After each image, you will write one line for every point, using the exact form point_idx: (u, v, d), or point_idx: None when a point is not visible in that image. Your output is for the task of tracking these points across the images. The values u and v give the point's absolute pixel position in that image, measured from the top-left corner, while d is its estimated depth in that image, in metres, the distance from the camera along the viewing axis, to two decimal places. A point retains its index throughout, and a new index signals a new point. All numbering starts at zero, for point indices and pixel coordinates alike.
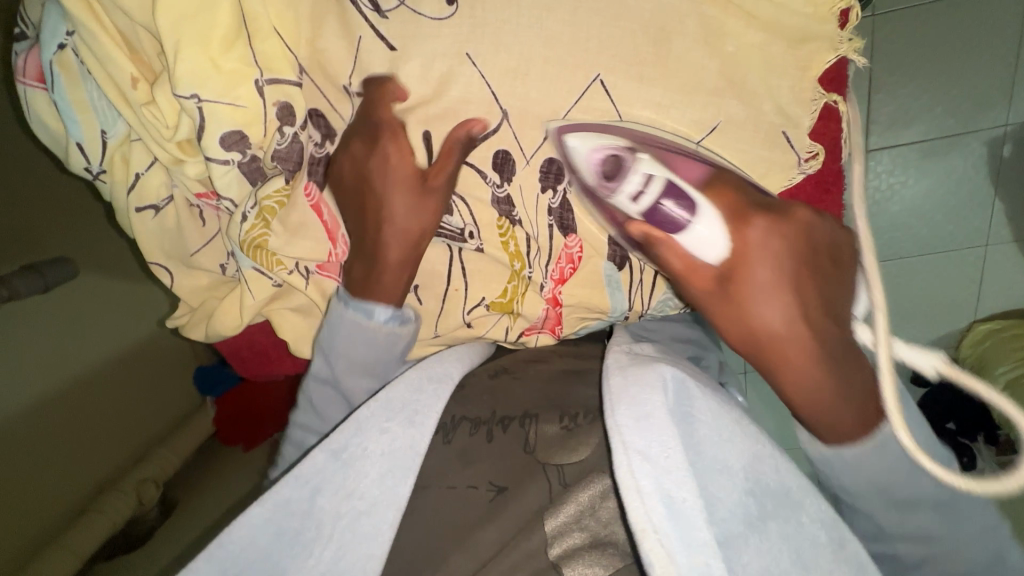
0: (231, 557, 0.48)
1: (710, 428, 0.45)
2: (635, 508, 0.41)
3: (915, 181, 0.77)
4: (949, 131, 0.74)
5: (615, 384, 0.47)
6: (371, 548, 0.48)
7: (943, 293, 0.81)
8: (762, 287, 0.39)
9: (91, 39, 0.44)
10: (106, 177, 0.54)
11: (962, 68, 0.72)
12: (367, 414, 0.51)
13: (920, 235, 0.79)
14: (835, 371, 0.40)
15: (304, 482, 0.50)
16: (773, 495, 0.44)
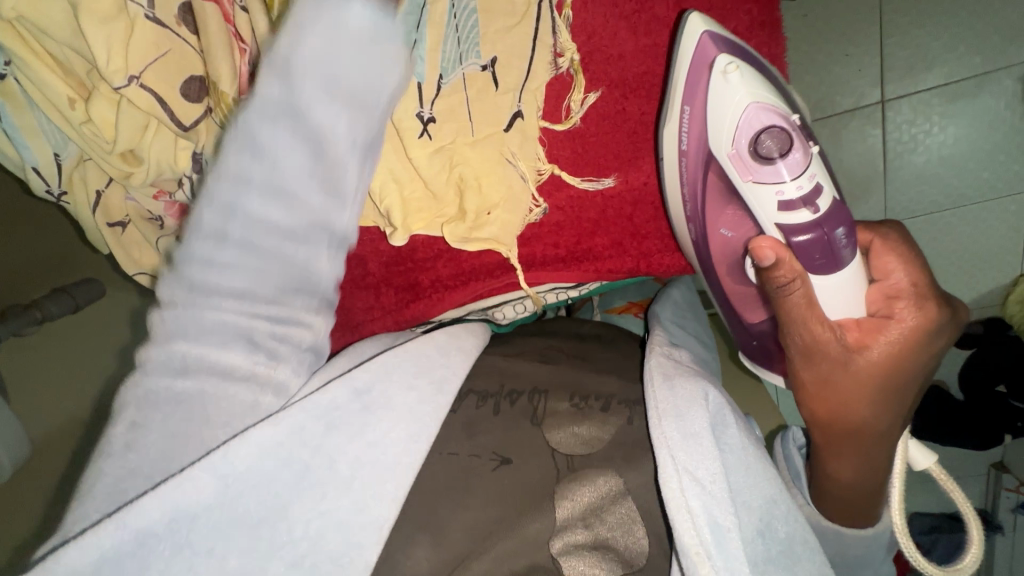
0: (236, 475, 0.46)
1: (742, 457, 0.51)
2: (686, 528, 0.46)
3: (938, 127, 0.85)
4: (976, 70, 0.81)
5: (661, 397, 0.51)
6: (385, 503, 0.51)
7: (984, 240, 0.91)
8: (872, 362, 0.50)
9: (29, 67, 0.50)
10: (66, 197, 0.62)
11: (979, 9, 0.79)
12: (394, 364, 0.55)
13: (947, 185, 0.88)
14: (878, 432, 0.53)
15: (322, 413, 0.50)
16: (782, 540, 0.49)
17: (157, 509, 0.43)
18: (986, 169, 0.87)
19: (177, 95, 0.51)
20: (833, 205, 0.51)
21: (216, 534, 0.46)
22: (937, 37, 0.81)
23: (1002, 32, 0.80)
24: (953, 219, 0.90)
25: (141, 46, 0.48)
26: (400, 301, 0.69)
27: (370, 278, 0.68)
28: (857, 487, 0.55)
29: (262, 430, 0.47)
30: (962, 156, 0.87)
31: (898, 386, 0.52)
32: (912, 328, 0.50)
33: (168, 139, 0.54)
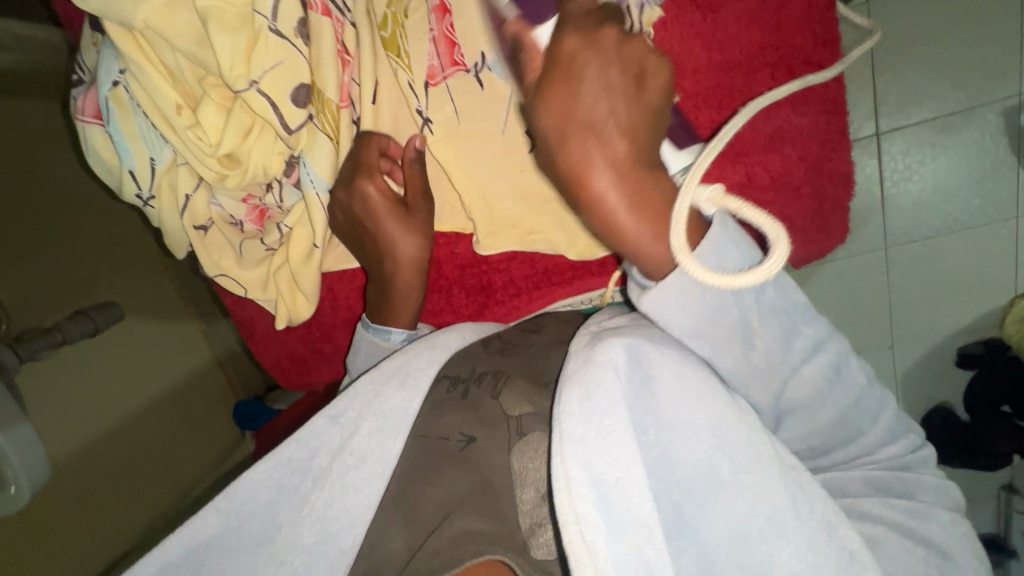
0: (237, 509, 0.54)
1: (671, 390, 0.45)
2: (564, 496, 0.42)
3: (930, 157, 0.92)
4: (962, 105, 0.88)
5: (570, 368, 0.48)
6: (359, 497, 0.53)
7: (978, 261, 0.96)
8: (574, 112, 0.43)
9: (141, 70, 0.57)
10: (154, 201, 0.66)
11: (962, 50, 0.86)
12: (366, 381, 0.57)
13: (941, 209, 0.94)
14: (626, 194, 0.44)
15: (305, 444, 0.56)
16: (742, 458, 0.44)
17: (182, 545, 0.53)
18: (977, 197, 0.93)
19: (287, 100, 0.55)
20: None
21: (229, 553, 0.54)
22: (926, 76, 0.88)
23: (984, 70, 0.87)
24: (947, 243, 0.96)
25: (263, 53, 0.54)
26: (472, 305, 0.77)
27: (442, 279, 0.76)
28: (679, 276, 0.44)
29: (254, 468, 0.55)
30: (952, 185, 0.93)
31: (645, 174, 0.44)
32: (585, 35, 0.42)
33: (268, 143, 0.60)
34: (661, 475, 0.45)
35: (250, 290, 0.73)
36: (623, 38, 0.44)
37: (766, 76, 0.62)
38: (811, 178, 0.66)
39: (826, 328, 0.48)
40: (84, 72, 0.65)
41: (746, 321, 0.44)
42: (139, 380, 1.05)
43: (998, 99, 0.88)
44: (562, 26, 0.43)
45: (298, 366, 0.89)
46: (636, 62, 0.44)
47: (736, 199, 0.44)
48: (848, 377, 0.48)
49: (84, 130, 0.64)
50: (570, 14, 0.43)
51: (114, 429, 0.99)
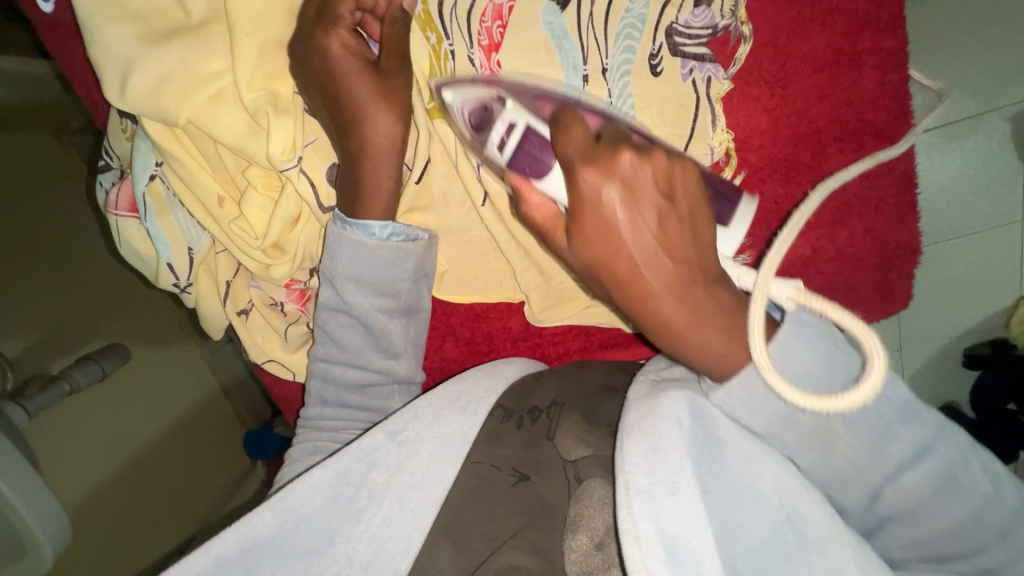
0: (292, 512, 0.55)
1: (737, 452, 0.45)
2: (634, 556, 0.40)
3: (939, 162, 0.92)
4: (970, 112, 0.88)
5: (630, 418, 0.47)
6: (416, 519, 0.55)
7: (988, 264, 0.96)
8: (609, 220, 0.43)
9: (182, 168, 0.61)
10: (192, 288, 0.72)
11: (971, 57, 0.86)
12: (425, 404, 0.59)
13: (950, 214, 0.94)
14: (689, 305, 0.43)
15: (363, 456, 0.57)
16: (807, 536, 0.42)
17: (235, 541, 0.54)
18: (985, 202, 0.93)
19: (324, 180, 0.61)
20: (526, 134, 0.47)
21: (283, 555, 0.55)
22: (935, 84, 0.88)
23: (993, 76, 0.86)
24: (956, 247, 0.96)
25: (304, 129, 0.59)
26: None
27: (492, 350, 0.78)
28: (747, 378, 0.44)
29: (313, 473, 0.56)
30: (961, 185, 0.92)
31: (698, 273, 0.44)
32: (600, 173, 0.42)
33: (312, 230, 0.65)
34: (728, 546, 0.43)
35: (296, 371, 0.77)
36: (638, 162, 0.42)
37: (834, 152, 0.65)
38: (877, 249, 0.66)
39: (928, 431, 0.45)
40: (111, 158, 0.70)
41: (824, 424, 0.44)
42: (145, 418, 1.07)
43: (1007, 104, 0.87)
44: (569, 163, 0.44)
45: None
46: (657, 189, 0.43)
47: (818, 298, 0.45)
48: (962, 483, 0.45)
49: (118, 222, 0.69)
50: (574, 153, 0.43)
51: (123, 467, 1.01)
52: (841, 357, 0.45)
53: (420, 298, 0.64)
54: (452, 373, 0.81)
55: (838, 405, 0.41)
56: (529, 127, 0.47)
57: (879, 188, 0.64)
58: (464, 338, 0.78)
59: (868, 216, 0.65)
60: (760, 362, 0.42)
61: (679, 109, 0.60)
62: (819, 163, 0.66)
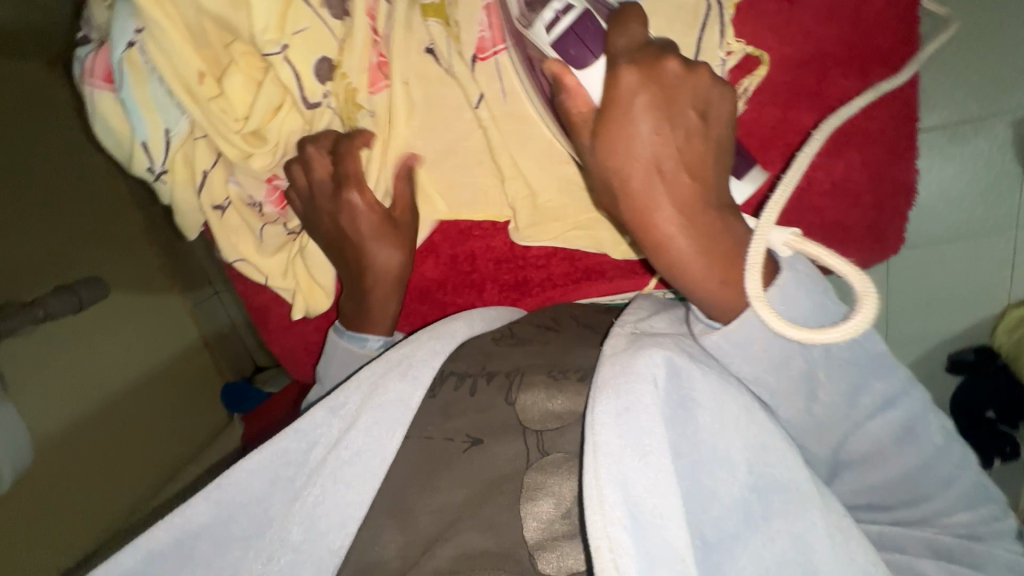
0: (229, 499, 0.48)
1: (712, 416, 0.39)
2: (596, 521, 0.36)
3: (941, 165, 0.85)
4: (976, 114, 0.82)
5: (603, 374, 0.41)
6: (352, 494, 0.46)
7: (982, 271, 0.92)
8: (636, 130, 0.43)
9: (161, 33, 0.55)
10: (166, 176, 0.65)
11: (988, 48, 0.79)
12: (368, 373, 0.52)
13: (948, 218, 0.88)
14: (688, 230, 0.43)
15: (304, 435, 0.50)
16: (778, 491, 0.37)
17: (167, 536, 0.47)
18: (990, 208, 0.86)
19: (310, 72, 0.56)
20: (581, 20, 0.45)
21: (221, 544, 0.48)
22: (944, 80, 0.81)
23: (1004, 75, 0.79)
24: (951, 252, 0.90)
25: (294, 14, 0.54)
26: (503, 299, 0.75)
27: (475, 274, 0.74)
28: (748, 322, 0.41)
29: (251, 457, 0.49)
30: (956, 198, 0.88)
31: (698, 152, 0.44)
32: (642, 75, 0.43)
33: (294, 122, 0.62)
34: (694, 509, 0.37)
35: (270, 276, 0.73)
36: (683, 71, 0.44)
37: (839, 74, 0.57)
38: (872, 184, 0.62)
39: (904, 388, 0.42)
40: (92, 28, 0.62)
41: (810, 371, 0.41)
42: (118, 358, 1.05)
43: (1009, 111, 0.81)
44: (614, 56, 0.44)
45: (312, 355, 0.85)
46: (692, 102, 0.44)
47: (816, 244, 0.42)
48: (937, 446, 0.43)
49: (93, 93, 0.61)
50: (620, 50, 0.44)
51: (96, 407, 0.99)
52: (829, 309, 0.43)
53: None
54: (428, 294, 0.76)
55: (826, 339, 0.39)
56: (586, 14, 0.45)
57: (879, 117, 0.60)
58: (444, 256, 0.74)
59: (870, 144, 0.60)
60: (760, 302, 0.40)
61: (690, 15, 0.52)
62: (823, 87, 0.58)
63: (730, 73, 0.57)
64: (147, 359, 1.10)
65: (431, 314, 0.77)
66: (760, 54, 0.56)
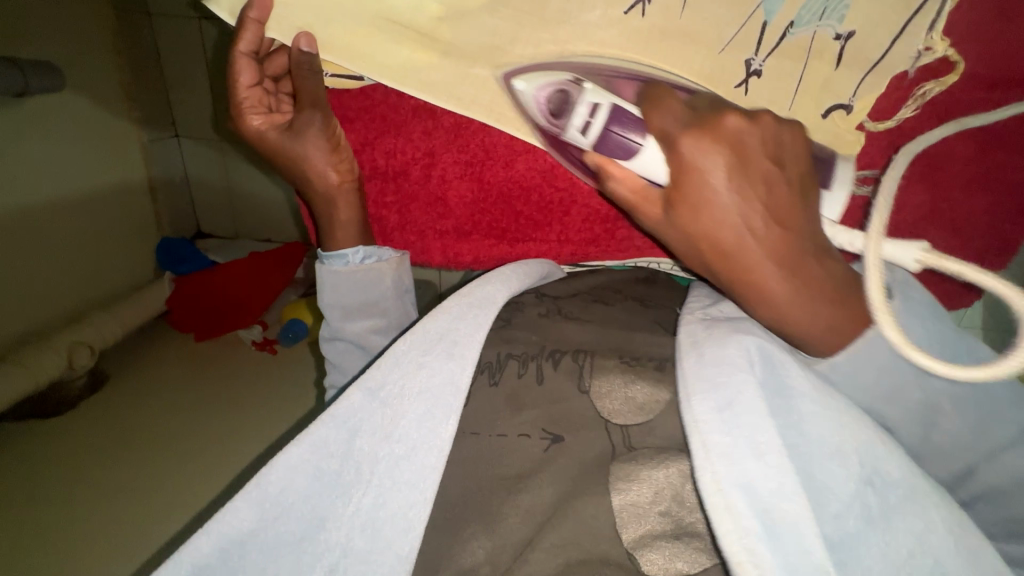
0: (273, 500, 0.42)
1: (815, 407, 0.38)
2: (726, 528, 0.35)
3: None
4: None
5: (689, 370, 0.42)
6: (414, 494, 0.41)
7: None
8: (701, 204, 0.39)
9: None
10: None
11: None
12: (403, 349, 0.46)
13: None
14: (807, 292, 0.38)
15: (342, 422, 0.44)
16: (896, 487, 0.36)
17: (208, 544, 0.40)
18: None
19: None
20: (614, 114, 0.44)
21: (272, 552, 0.41)
22: None
23: None
24: None
25: None
26: (585, 231, 0.61)
27: (560, 191, 0.59)
28: (857, 353, 0.39)
29: (289, 450, 0.43)
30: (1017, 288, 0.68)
31: (764, 169, 0.39)
32: (701, 141, 0.39)
33: None
34: (817, 507, 0.36)
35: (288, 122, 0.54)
36: (745, 123, 0.40)
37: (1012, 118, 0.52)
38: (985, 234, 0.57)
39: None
40: None
41: (930, 402, 0.40)
42: (59, 171, 1.02)
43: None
44: (670, 134, 0.41)
45: None
46: (764, 151, 0.40)
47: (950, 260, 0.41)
48: None
49: None
50: (672, 126, 0.41)
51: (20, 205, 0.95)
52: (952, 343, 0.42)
53: (407, 310, 0.61)
54: (506, 199, 0.61)
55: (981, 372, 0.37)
56: (617, 108, 0.44)
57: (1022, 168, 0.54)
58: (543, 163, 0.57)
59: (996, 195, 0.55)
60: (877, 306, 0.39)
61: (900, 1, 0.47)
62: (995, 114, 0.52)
63: (917, 71, 0.50)
64: (83, 177, 1.08)
65: (499, 223, 0.63)
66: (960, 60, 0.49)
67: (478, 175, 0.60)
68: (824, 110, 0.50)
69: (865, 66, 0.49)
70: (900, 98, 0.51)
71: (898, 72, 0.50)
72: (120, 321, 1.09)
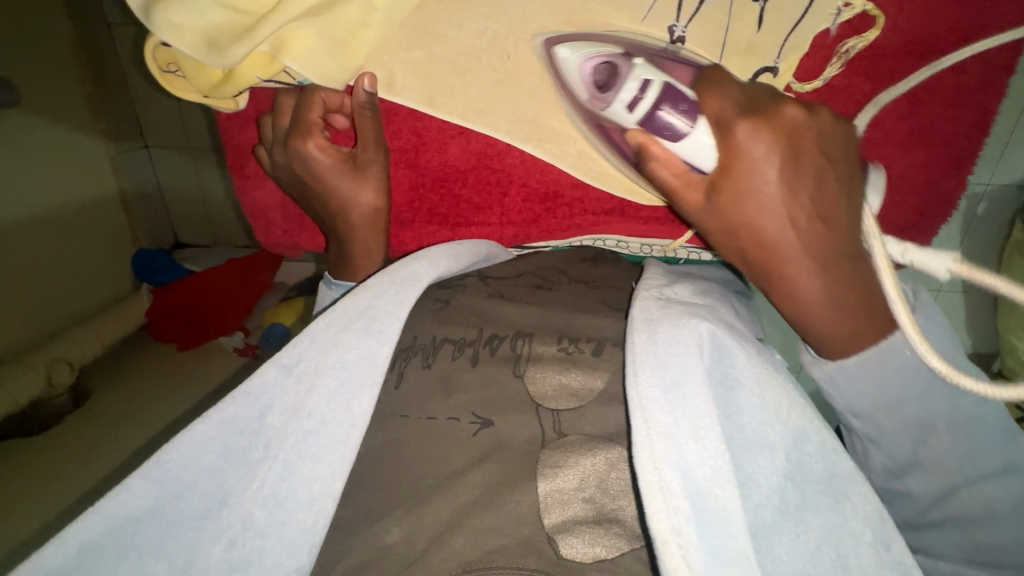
0: (174, 478, 0.43)
1: (756, 395, 0.38)
2: (656, 510, 0.34)
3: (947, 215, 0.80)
4: None
5: (638, 346, 0.41)
6: (319, 467, 0.42)
7: None
8: (748, 189, 0.40)
9: None
10: None
11: None
12: (322, 326, 0.47)
13: None
14: (832, 280, 0.39)
15: (253, 399, 0.45)
16: (816, 483, 0.36)
17: (101, 523, 0.41)
18: None
19: None
20: (664, 93, 0.42)
21: (162, 532, 0.42)
22: None
23: None
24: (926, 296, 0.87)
25: None
26: (524, 213, 0.63)
27: (501, 173, 0.60)
28: (871, 356, 0.39)
29: (194, 427, 0.43)
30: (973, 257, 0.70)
31: (808, 153, 0.40)
32: (756, 127, 0.40)
33: None
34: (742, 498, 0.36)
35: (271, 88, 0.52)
36: (806, 117, 0.40)
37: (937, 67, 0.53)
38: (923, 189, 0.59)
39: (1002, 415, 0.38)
40: None
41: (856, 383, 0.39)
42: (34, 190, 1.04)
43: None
44: (723, 120, 0.41)
45: (289, 215, 0.68)
46: (820, 147, 0.40)
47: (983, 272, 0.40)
48: None
49: None
50: (728, 112, 0.41)
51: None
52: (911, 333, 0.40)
53: None
54: (441, 183, 0.62)
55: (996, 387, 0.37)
56: (666, 86, 0.42)
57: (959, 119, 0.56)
58: (474, 145, 0.59)
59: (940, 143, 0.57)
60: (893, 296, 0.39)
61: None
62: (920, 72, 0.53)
63: (838, 28, 0.51)
64: (60, 196, 1.10)
65: (439, 209, 0.63)
66: (879, 14, 0.50)
67: (413, 162, 0.61)
68: (752, 74, 0.52)
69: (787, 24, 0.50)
70: (825, 58, 0.52)
71: (820, 30, 0.51)
72: (99, 336, 1.11)
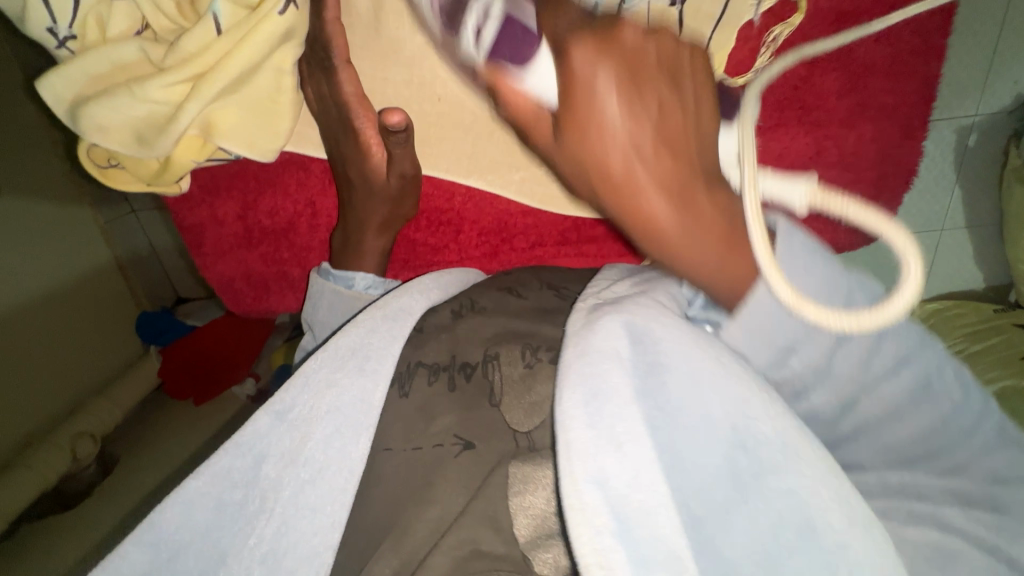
0: (167, 539, 0.43)
1: (688, 376, 0.38)
2: (582, 537, 0.32)
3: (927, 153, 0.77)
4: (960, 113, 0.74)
5: (567, 356, 0.39)
6: (318, 520, 0.42)
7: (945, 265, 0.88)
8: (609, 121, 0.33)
9: None
10: (73, 44, 0.54)
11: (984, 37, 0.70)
12: (315, 367, 0.46)
13: (927, 211, 0.81)
14: (704, 223, 0.35)
15: (246, 448, 0.45)
16: (766, 445, 0.36)
17: None
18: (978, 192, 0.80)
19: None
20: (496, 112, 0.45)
21: None
22: (951, 71, 0.71)
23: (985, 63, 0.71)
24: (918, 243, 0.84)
25: None
26: (483, 247, 0.69)
27: (454, 214, 0.67)
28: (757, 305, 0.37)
29: (186, 484, 0.43)
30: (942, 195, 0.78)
31: (665, 77, 0.34)
32: (596, 47, 0.32)
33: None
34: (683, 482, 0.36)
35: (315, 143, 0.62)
36: (643, 35, 0.33)
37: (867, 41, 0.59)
38: (876, 164, 0.65)
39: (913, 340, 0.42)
40: None
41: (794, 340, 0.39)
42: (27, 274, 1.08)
43: (957, 115, 0.74)
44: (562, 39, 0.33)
45: (254, 284, 0.74)
46: (664, 65, 0.34)
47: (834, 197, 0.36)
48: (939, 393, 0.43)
49: None
50: (565, 30, 0.33)
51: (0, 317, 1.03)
52: (838, 282, 0.39)
53: None
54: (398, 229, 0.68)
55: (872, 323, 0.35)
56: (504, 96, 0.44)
57: (897, 92, 0.62)
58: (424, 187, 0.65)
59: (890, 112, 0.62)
60: (764, 259, 0.35)
61: None
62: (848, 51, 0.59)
63: (761, 18, 0.57)
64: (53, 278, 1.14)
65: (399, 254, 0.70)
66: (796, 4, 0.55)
67: None
68: None
69: (710, 22, 0.54)
70: (754, 48, 0.58)
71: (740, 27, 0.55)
72: (118, 404, 1.16)
